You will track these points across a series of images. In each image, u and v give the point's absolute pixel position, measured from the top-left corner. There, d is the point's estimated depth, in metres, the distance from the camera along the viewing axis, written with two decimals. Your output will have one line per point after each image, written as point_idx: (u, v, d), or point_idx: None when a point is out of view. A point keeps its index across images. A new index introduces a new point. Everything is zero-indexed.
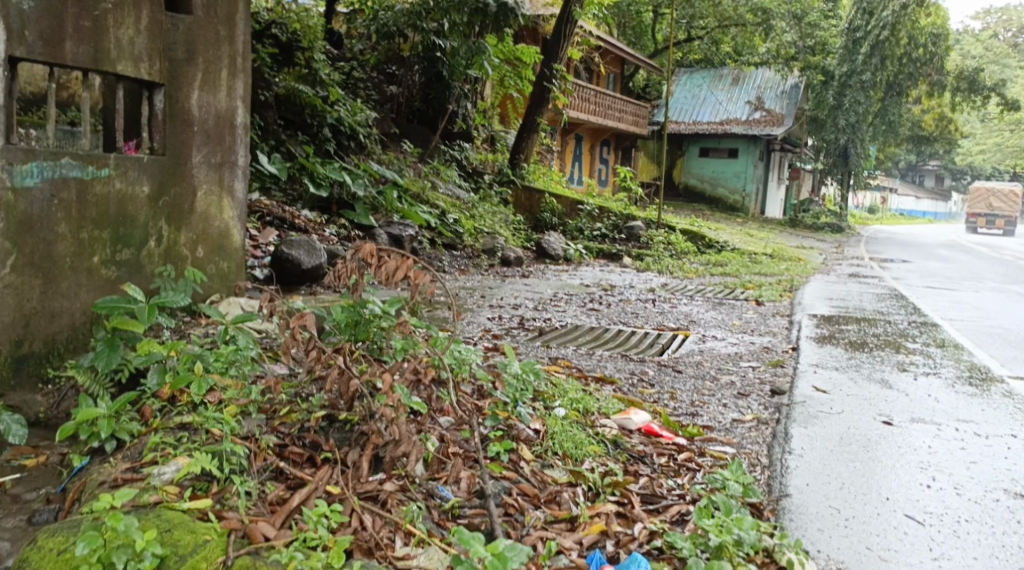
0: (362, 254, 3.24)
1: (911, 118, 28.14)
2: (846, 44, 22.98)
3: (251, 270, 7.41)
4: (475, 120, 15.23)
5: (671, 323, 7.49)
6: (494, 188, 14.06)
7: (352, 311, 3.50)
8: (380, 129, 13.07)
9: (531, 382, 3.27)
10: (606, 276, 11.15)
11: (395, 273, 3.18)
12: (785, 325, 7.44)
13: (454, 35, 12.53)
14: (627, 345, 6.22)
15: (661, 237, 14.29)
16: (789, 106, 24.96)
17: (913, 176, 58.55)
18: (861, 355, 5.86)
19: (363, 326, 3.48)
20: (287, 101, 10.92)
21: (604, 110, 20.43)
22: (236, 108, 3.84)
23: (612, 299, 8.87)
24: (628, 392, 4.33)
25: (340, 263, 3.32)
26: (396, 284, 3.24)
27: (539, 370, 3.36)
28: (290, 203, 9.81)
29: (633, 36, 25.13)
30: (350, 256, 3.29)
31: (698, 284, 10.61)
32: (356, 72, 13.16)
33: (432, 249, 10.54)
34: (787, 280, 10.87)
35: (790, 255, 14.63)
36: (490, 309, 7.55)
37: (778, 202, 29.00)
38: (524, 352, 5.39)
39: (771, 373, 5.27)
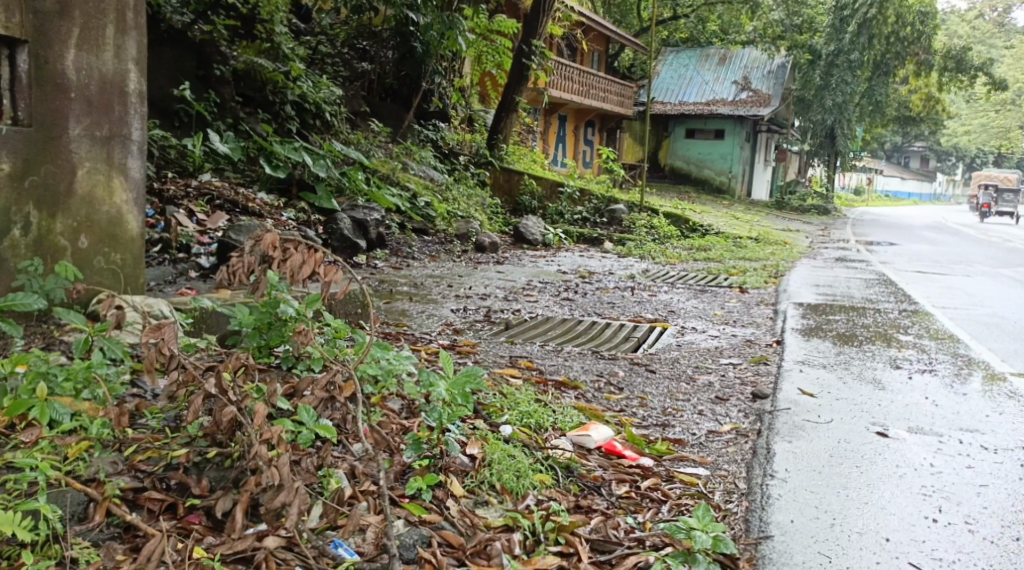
0: (262, 247, 2.81)
1: (900, 98, 27.68)
2: (833, 23, 22.52)
3: (195, 259, 6.91)
4: (452, 100, 14.71)
5: (649, 313, 6.98)
6: (469, 170, 13.46)
7: (262, 313, 2.99)
8: (348, 107, 12.52)
9: (464, 398, 2.73)
10: (585, 262, 10.64)
11: (301, 269, 2.72)
12: (770, 315, 6.94)
13: (426, 9, 11.95)
14: (600, 341, 5.73)
15: (644, 220, 13.79)
16: (776, 86, 24.33)
17: (900, 157, 58.44)
18: (851, 350, 5.34)
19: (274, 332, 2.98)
20: (246, 77, 10.49)
21: (587, 90, 19.84)
22: (128, 73, 3.34)
23: (589, 287, 8.35)
24: (590, 399, 3.82)
25: (233, 258, 2.86)
26: (301, 282, 2.78)
27: (476, 383, 2.82)
28: (246, 185, 9.26)
29: (618, 14, 24.55)
30: (248, 249, 2.85)
31: (681, 269, 10.13)
32: (324, 47, 12.58)
33: (400, 234, 10.02)
34: (772, 266, 10.38)
35: (776, 238, 14.18)
36: (455, 299, 7.01)
37: (766, 183, 28.50)
38: (482, 350, 4.86)
39: (753, 372, 4.75)
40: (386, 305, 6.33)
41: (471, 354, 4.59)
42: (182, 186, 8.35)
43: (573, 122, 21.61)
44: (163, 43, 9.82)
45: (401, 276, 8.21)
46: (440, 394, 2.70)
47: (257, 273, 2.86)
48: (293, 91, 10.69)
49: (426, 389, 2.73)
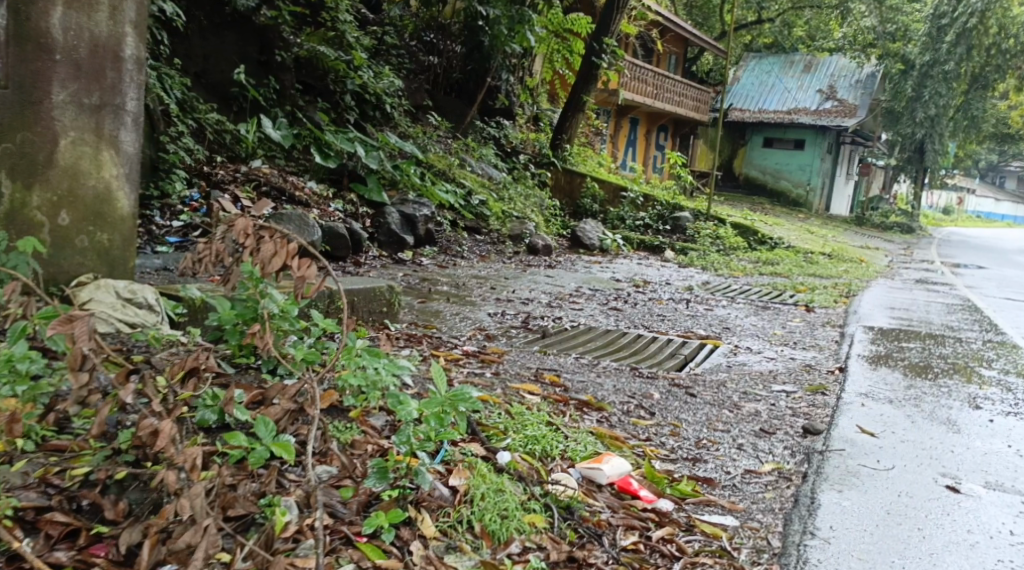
0: (236, 232, 2.62)
1: (996, 114, 26.38)
2: (929, 32, 21.64)
3: None
4: (519, 97, 14.42)
5: (701, 329, 6.51)
6: (530, 169, 13.07)
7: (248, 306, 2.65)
8: (410, 100, 12.32)
9: (449, 423, 2.40)
10: (642, 269, 10.21)
11: (271, 260, 2.58)
12: (835, 339, 6.40)
13: None
14: (641, 358, 5.30)
15: (709, 229, 13.24)
16: (862, 97, 23.41)
17: (990, 177, 56.41)
18: (923, 383, 4.81)
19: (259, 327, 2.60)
20: (308, 65, 10.32)
21: (663, 92, 19.30)
22: (124, 35, 3.07)
23: (641, 297, 7.91)
24: (614, 424, 3.42)
25: (202, 246, 2.68)
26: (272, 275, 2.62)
27: (471, 402, 2.48)
28: (297, 174, 9.07)
29: (699, 17, 23.95)
30: (221, 235, 2.66)
31: (743, 283, 9.62)
32: (390, 38, 12.34)
33: (452, 232, 9.72)
34: (843, 284, 9.78)
35: (850, 255, 13.47)
36: (495, 303, 6.65)
37: (845, 199, 27.44)
38: (507, 362, 4.50)
39: (807, 404, 4.28)
40: (420, 304, 6.01)
41: (490, 366, 4.23)
42: (231, 171, 8.23)
43: (645, 126, 21.08)
44: (226, 28, 9.52)
45: (446, 275, 7.91)
46: (414, 415, 2.36)
47: (226, 261, 2.68)
48: (353, 80, 10.53)
49: (400, 410, 2.38)
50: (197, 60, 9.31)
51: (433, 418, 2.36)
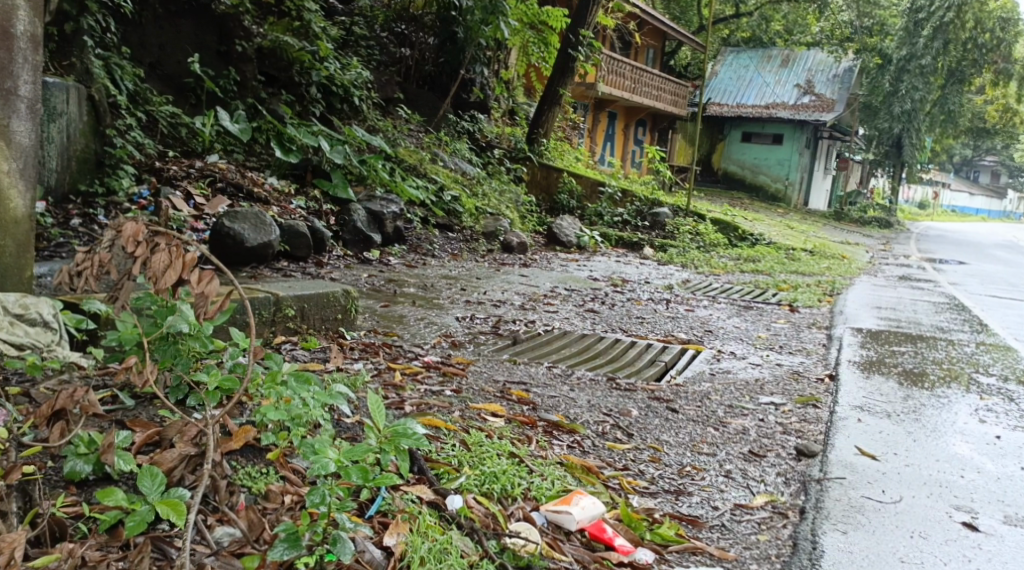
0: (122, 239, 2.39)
1: (974, 109, 26.20)
2: (907, 26, 21.47)
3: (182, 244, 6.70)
4: (494, 90, 13.97)
5: (682, 333, 6.12)
6: (504, 164, 12.65)
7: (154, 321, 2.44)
8: (379, 92, 11.89)
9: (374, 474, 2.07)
10: (621, 267, 9.82)
11: (166, 273, 2.36)
12: (823, 342, 6.03)
13: None
14: (618, 367, 4.92)
15: (689, 225, 12.83)
16: (841, 91, 23.18)
17: (967, 171, 56.65)
18: (921, 394, 4.44)
19: (159, 347, 2.43)
20: (272, 56, 9.84)
21: (640, 86, 18.95)
22: (14, 11, 3.08)
23: (620, 297, 7.53)
24: (587, 450, 3.03)
25: (82, 256, 2.47)
26: (166, 289, 2.38)
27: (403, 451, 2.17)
28: (257, 170, 8.65)
29: (677, 11, 23.64)
30: (106, 244, 2.46)
31: (725, 281, 9.27)
32: (359, 28, 11.87)
33: (422, 229, 9.29)
34: (826, 282, 9.42)
35: (833, 251, 13.14)
36: (463, 307, 6.23)
37: (824, 194, 27.20)
38: (471, 376, 4.09)
39: (798, 419, 3.90)
40: (381, 309, 5.61)
41: (451, 382, 3.81)
42: (185, 166, 7.83)
43: (623, 121, 20.73)
44: (183, 16, 9.22)
45: (413, 275, 7.49)
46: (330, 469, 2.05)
47: (108, 269, 2.48)
48: (320, 72, 10.06)
49: (316, 461, 2.09)
50: (152, 50, 8.97)
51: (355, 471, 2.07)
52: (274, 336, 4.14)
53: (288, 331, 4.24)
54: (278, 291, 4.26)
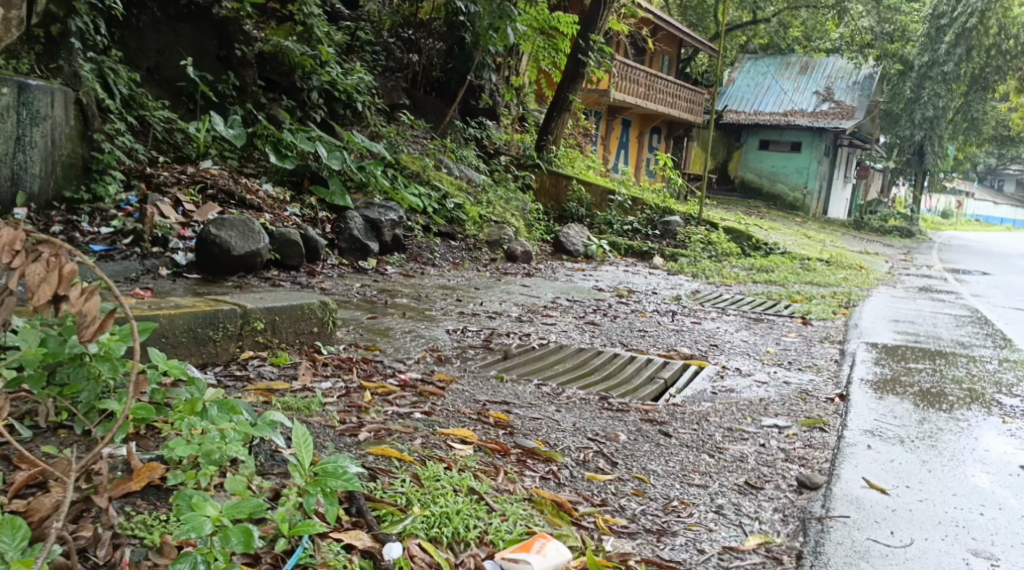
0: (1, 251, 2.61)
1: (996, 117, 25.72)
2: (928, 32, 21.07)
3: (170, 254, 6.48)
4: (504, 97, 13.68)
5: (686, 347, 5.80)
6: (512, 171, 12.38)
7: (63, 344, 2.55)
8: (384, 98, 11.66)
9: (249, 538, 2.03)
10: (628, 277, 9.52)
11: (42, 290, 2.59)
12: (835, 358, 5.70)
13: None
14: (614, 385, 4.62)
15: (701, 234, 12.49)
16: (861, 98, 22.82)
17: (990, 179, 55.92)
18: (939, 417, 4.11)
19: (68, 369, 2.57)
20: (272, 61, 9.63)
21: (654, 93, 18.63)
22: None
23: (624, 309, 7.22)
24: (563, 483, 2.77)
25: None
26: (44, 306, 2.63)
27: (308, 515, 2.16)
28: (253, 176, 8.42)
29: (694, 18, 23.32)
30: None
31: (736, 293, 8.95)
32: (364, 32, 11.59)
33: (423, 237, 9.02)
34: (842, 294, 9.08)
35: (850, 261, 12.78)
36: (457, 318, 5.95)
37: (843, 202, 26.73)
38: (451, 396, 3.82)
39: (803, 444, 3.61)
40: (370, 321, 5.36)
41: (425, 403, 3.53)
42: (176, 172, 7.61)
43: (637, 128, 20.44)
44: (182, 20, 9.01)
45: (409, 284, 7.24)
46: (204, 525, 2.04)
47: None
48: (321, 76, 9.82)
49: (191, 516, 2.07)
50: (150, 54, 8.70)
51: (234, 536, 2.03)
52: (242, 352, 3.91)
53: (256, 347, 3.99)
54: (248, 303, 4.01)
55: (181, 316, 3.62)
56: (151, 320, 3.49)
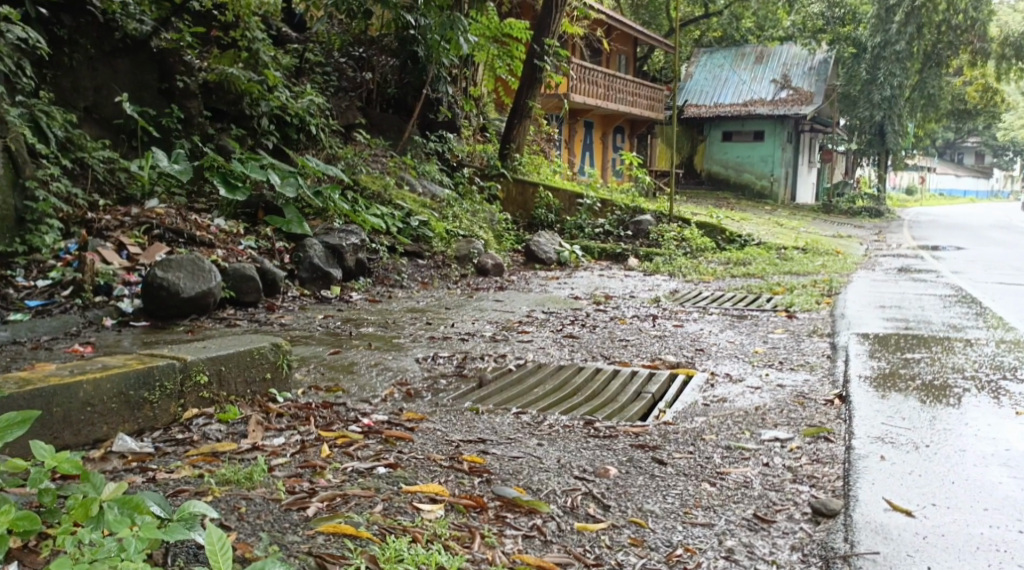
0: None
1: (954, 90, 25.72)
2: (879, 13, 20.88)
3: (116, 302, 6.09)
4: (462, 108, 13.32)
5: (672, 354, 5.44)
6: (475, 183, 12.02)
7: None
8: (338, 119, 11.26)
9: None
10: (604, 283, 9.18)
11: None
12: (828, 353, 5.36)
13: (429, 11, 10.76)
14: (596, 406, 4.22)
15: (673, 231, 12.13)
16: (817, 83, 22.73)
17: (953, 152, 56.33)
18: (950, 414, 3.76)
19: None
20: (218, 89, 9.22)
21: (614, 93, 18.34)
22: None
23: (601, 317, 6.86)
24: (549, 542, 2.46)
25: None
26: None
27: None
28: (204, 211, 8.01)
29: (647, 15, 23.09)
30: None
31: (717, 289, 8.63)
32: (313, 54, 11.17)
33: (389, 258, 8.61)
34: (824, 281, 8.79)
35: (826, 247, 12.52)
36: (425, 344, 5.55)
37: (811, 186, 26.60)
38: (421, 439, 3.39)
39: (811, 460, 3.27)
40: (333, 357, 4.95)
41: (390, 451, 3.15)
42: (119, 214, 7.17)
43: (599, 129, 20.17)
44: (118, 55, 8.55)
45: (374, 311, 6.87)
46: None
47: None
48: (271, 102, 9.41)
49: None
50: (87, 93, 8.21)
51: None
52: (185, 411, 3.53)
53: (201, 403, 3.59)
54: (188, 354, 3.62)
55: (109, 378, 3.26)
56: (74, 389, 3.14)
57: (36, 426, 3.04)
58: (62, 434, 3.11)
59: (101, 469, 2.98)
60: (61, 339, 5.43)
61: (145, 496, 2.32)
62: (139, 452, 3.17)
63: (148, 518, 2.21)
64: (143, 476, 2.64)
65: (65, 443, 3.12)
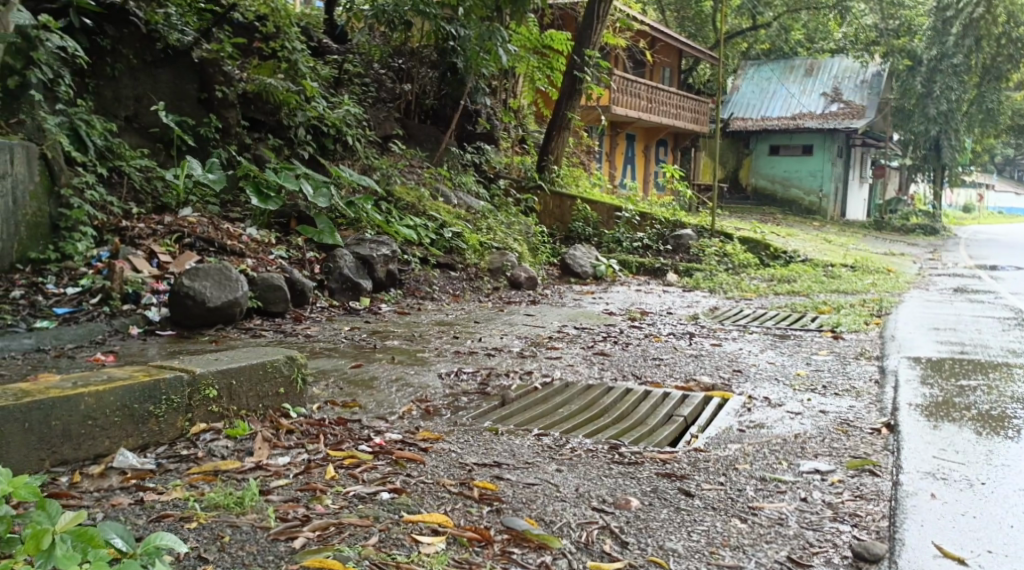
0: None
1: (1012, 106, 25.03)
2: (935, 25, 20.59)
3: (143, 310, 6.05)
4: (502, 120, 13.17)
5: (707, 375, 5.20)
6: (512, 195, 11.87)
7: None
8: (375, 130, 11.18)
9: None
10: (641, 298, 8.97)
11: None
12: (875, 378, 5.09)
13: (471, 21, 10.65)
14: (624, 431, 4.01)
15: (715, 246, 11.87)
16: (870, 97, 22.24)
17: (1009, 170, 54.99)
18: (1006, 448, 3.50)
19: None
20: (256, 99, 9.18)
21: (657, 106, 18.10)
22: None
23: (635, 334, 6.65)
24: None
25: None
26: None
27: None
28: (237, 220, 7.95)
29: (693, 28, 22.75)
30: None
31: (758, 307, 8.37)
32: (352, 65, 11.09)
33: (422, 269, 8.49)
34: (872, 301, 8.47)
35: (876, 264, 12.15)
36: (451, 359, 5.39)
37: (860, 202, 26.01)
38: (433, 461, 3.23)
39: (852, 495, 3.05)
40: (354, 372, 4.80)
41: (398, 474, 2.99)
42: (153, 222, 7.12)
43: (642, 142, 19.93)
44: (160, 65, 8.43)
45: (403, 323, 6.74)
46: None
47: None
48: (307, 112, 9.33)
49: None
50: (128, 103, 8.13)
51: None
52: (192, 425, 3.39)
53: (210, 418, 3.45)
54: (198, 366, 3.48)
55: (112, 392, 3.14)
56: (75, 401, 3.03)
57: (33, 440, 2.94)
58: (61, 448, 3.00)
59: (98, 487, 2.86)
60: (87, 348, 5.36)
61: (103, 526, 2.28)
62: (139, 469, 3.04)
63: (103, 552, 2.18)
64: (131, 497, 2.57)
65: (64, 458, 3.01)
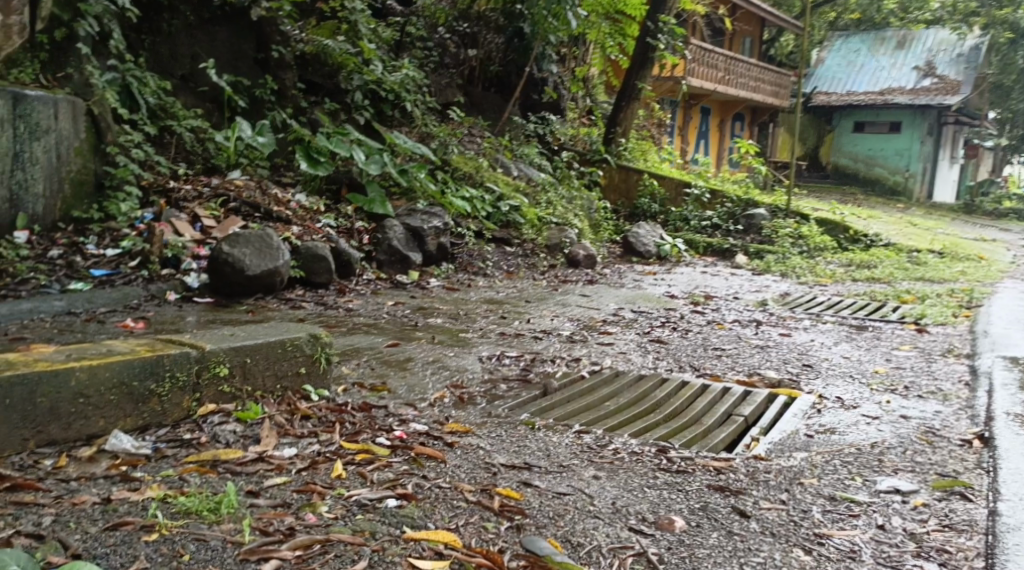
0: None
1: None
2: None
3: (182, 276, 5.85)
4: (570, 90, 12.69)
5: (773, 369, 4.75)
6: (575, 168, 11.44)
7: None
8: (436, 97, 10.84)
9: None
10: (707, 280, 8.49)
11: None
12: (965, 379, 4.57)
13: None
14: (676, 431, 3.61)
15: (790, 228, 11.04)
16: (967, 71, 21.02)
17: None
18: None
19: None
20: (315, 61, 8.89)
21: (735, 79, 17.38)
22: None
23: (697, 321, 6.20)
24: None
25: None
26: None
27: None
28: (287, 186, 7.72)
29: None
30: None
31: (834, 294, 7.81)
32: (416, 27, 10.71)
33: (475, 243, 8.14)
34: (962, 291, 7.81)
35: (966, 251, 11.33)
36: (496, 341, 5.03)
37: (948, 184, 24.73)
38: (456, 460, 2.87)
39: (937, 524, 2.61)
40: (389, 352, 4.49)
41: (415, 474, 2.70)
42: (200, 184, 6.92)
43: (717, 116, 19.24)
44: (218, 23, 8.20)
45: (450, 299, 6.41)
46: None
47: None
48: (365, 75, 9.02)
49: None
50: (183, 61, 7.93)
51: None
52: (200, 406, 3.11)
53: (220, 399, 3.16)
54: (209, 342, 3.18)
55: (108, 367, 2.88)
56: (64, 376, 2.78)
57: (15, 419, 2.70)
58: (47, 428, 2.76)
59: (81, 474, 2.60)
60: (119, 313, 5.19)
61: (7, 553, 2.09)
62: (133, 454, 2.78)
63: None
64: (98, 496, 2.45)
65: (51, 438, 2.77)
